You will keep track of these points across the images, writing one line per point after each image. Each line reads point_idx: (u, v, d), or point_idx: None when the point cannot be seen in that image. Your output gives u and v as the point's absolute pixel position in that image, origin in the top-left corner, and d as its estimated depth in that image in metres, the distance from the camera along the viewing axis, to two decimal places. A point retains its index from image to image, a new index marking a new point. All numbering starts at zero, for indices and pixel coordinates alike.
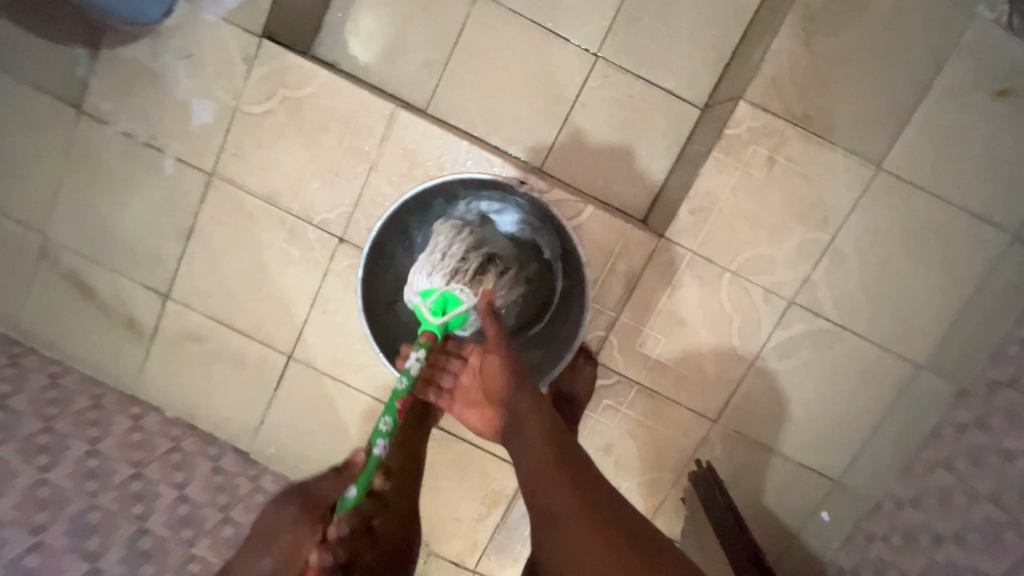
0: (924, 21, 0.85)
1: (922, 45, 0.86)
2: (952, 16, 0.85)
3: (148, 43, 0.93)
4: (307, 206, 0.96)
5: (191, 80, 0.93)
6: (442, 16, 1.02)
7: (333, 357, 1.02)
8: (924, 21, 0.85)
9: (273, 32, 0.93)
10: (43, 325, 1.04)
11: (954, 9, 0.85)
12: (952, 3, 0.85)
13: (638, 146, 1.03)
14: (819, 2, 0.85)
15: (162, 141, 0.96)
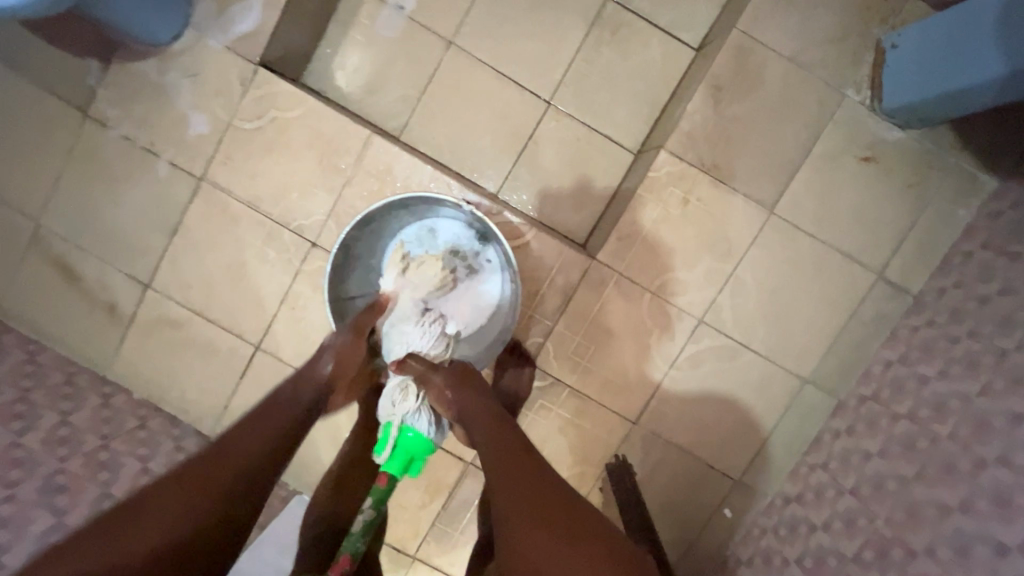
0: (810, 99, 1.06)
1: (809, 117, 1.06)
2: (831, 96, 1.05)
3: (156, 61, 1.06)
4: (285, 212, 1.09)
5: (192, 96, 1.06)
6: (418, 59, 1.18)
7: (296, 350, 1.12)
8: (810, 99, 1.06)
9: (269, 62, 1.07)
10: (22, 305, 1.12)
11: (829, 90, 1.05)
12: (826, 85, 1.05)
13: (580, 182, 1.20)
14: (723, 77, 1.05)
15: (159, 147, 1.07)
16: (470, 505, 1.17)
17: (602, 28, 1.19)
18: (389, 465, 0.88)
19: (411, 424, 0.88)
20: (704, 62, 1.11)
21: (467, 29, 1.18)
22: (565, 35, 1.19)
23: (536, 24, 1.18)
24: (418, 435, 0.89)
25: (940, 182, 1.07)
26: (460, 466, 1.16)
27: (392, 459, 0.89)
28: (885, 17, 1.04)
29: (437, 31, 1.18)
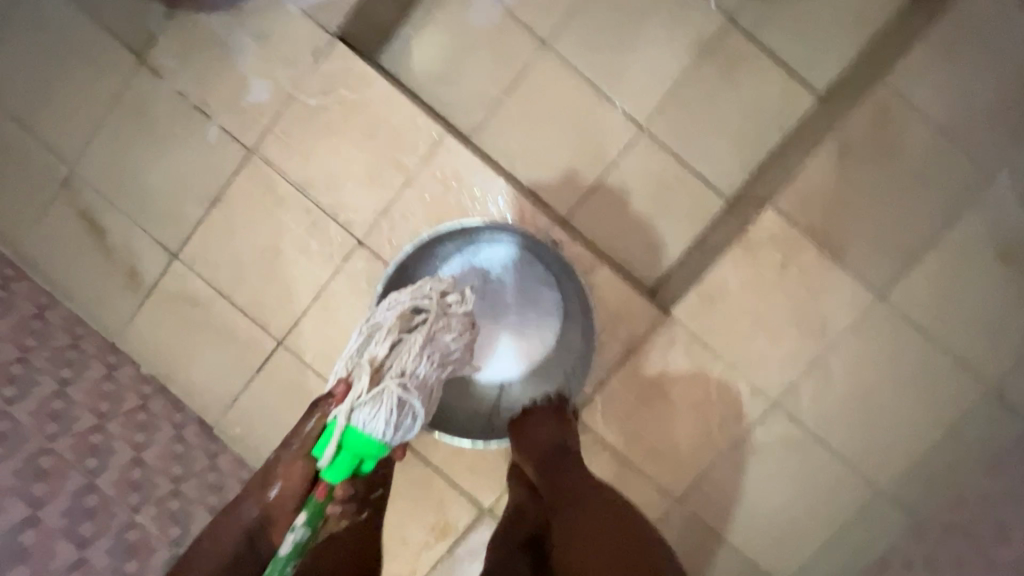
0: (950, 178, 0.91)
1: (945, 198, 0.91)
2: (977, 179, 0.91)
3: (226, 14, 0.95)
4: (334, 203, 0.98)
5: (257, 59, 0.96)
6: (506, 57, 1.06)
7: (320, 353, 1.02)
8: (950, 178, 0.91)
9: (346, 35, 0.96)
10: (39, 253, 1.03)
11: (975, 171, 0.91)
12: (973, 165, 0.90)
13: (660, 222, 1.07)
14: (851, 135, 0.92)
15: (212, 110, 0.97)
16: (477, 555, 1.05)
17: (717, 55, 1.05)
18: (329, 472, 0.72)
19: (362, 420, 0.71)
20: (830, 113, 0.96)
21: (567, 32, 1.06)
22: (674, 57, 1.05)
23: (644, 38, 1.05)
24: (369, 437, 0.72)
25: None
26: (474, 512, 1.05)
27: (335, 464, 0.72)
28: None
29: (533, 30, 1.06)
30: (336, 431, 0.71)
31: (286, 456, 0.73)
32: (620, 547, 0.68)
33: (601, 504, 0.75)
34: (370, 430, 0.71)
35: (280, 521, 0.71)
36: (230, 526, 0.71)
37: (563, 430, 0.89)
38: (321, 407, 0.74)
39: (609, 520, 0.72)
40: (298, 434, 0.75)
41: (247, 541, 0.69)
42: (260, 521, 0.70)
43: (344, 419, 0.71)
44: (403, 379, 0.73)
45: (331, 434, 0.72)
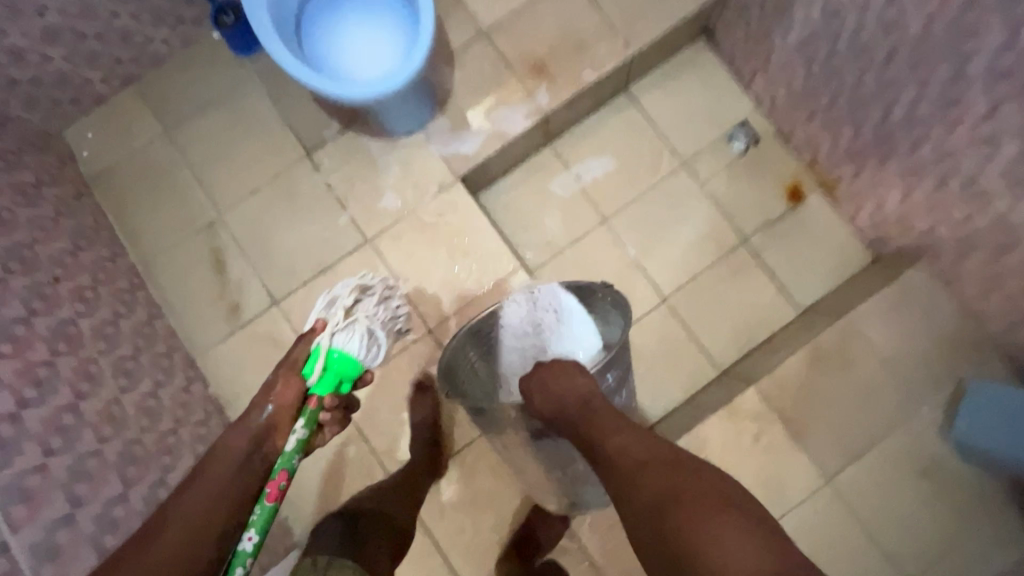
0: (890, 401, 1.18)
1: (885, 415, 1.18)
2: (910, 407, 1.18)
3: (383, 142, 1.26)
4: (420, 296, 1.22)
5: (395, 177, 1.25)
6: (575, 221, 1.38)
7: (369, 414, 1.20)
8: (890, 401, 1.18)
9: (466, 178, 1.27)
10: (164, 272, 1.24)
11: (909, 401, 1.18)
12: (907, 396, 1.19)
13: (665, 375, 1.32)
14: (822, 349, 1.20)
15: (349, 203, 1.25)
16: None
17: (729, 261, 1.38)
18: (318, 387, 0.84)
19: (342, 341, 0.86)
20: (807, 327, 1.27)
21: (624, 216, 1.39)
22: (698, 254, 1.38)
23: (679, 235, 1.39)
24: (349, 355, 0.86)
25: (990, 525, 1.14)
26: None
27: (321, 380, 0.84)
28: (978, 361, 1.18)
29: (598, 208, 1.39)
30: (321, 353, 0.84)
31: (277, 378, 0.82)
32: (704, 514, 0.60)
33: (640, 463, 0.69)
34: (348, 349, 0.86)
35: (281, 429, 0.81)
36: (235, 435, 0.78)
37: (581, 373, 0.81)
38: (308, 336, 0.85)
39: (645, 455, 0.70)
40: (286, 358, 0.84)
41: (254, 445, 0.78)
42: (263, 429, 0.79)
43: (324, 342, 0.84)
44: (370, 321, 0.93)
45: (318, 355, 0.84)
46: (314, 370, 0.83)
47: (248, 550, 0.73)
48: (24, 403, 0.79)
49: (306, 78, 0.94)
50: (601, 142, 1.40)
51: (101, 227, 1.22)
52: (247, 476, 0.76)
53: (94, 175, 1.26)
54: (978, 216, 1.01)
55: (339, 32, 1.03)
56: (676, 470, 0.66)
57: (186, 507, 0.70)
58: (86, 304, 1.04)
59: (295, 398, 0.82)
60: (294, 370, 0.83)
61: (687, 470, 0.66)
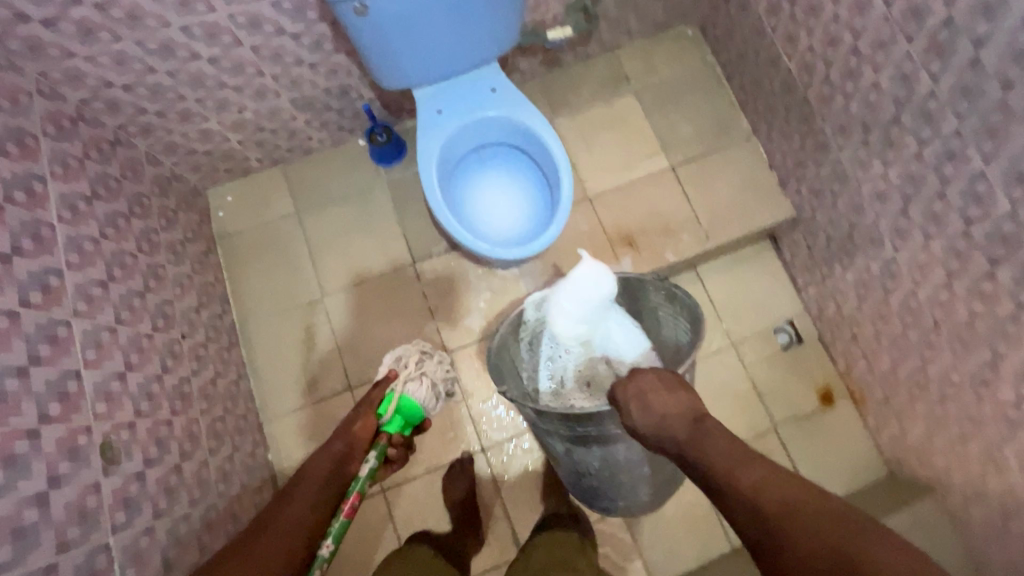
0: None
1: None
2: None
3: (481, 268, 1.42)
4: (480, 414, 1.34)
5: (484, 301, 1.40)
6: None
7: (406, 514, 1.29)
8: None
9: None
10: (258, 335, 1.36)
11: None
12: None
13: None
14: None
15: (437, 314, 1.39)
16: None
17: (755, 443, 1.51)
18: (388, 426, 1.09)
19: (411, 391, 1.13)
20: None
21: None
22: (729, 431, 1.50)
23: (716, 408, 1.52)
24: (414, 403, 1.11)
25: None
26: None
27: (392, 421, 1.10)
28: None
29: None
30: (393, 398, 1.10)
31: (359, 414, 1.09)
32: (823, 520, 0.62)
33: (779, 490, 0.67)
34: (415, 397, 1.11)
35: (357, 458, 1.04)
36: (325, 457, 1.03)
37: (675, 390, 0.82)
38: (381, 386, 1.14)
39: (772, 478, 0.68)
40: (365, 403, 1.11)
41: (336, 467, 1.02)
42: (344, 453, 1.04)
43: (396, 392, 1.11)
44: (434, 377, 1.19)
45: (390, 401, 1.10)
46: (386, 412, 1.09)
47: (325, 557, 0.90)
48: (148, 463, 0.88)
49: (455, 233, 1.10)
50: None
51: (219, 283, 1.36)
52: (331, 489, 0.98)
53: (223, 236, 1.42)
54: (991, 480, 1.14)
55: (478, 190, 1.23)
56: (784, 483, 0.67)
57: (285, 515, 0.92)
58: (199, 361, 1.15)
59: (369, 432, 1.07)
60: (370, 410, 1.09)
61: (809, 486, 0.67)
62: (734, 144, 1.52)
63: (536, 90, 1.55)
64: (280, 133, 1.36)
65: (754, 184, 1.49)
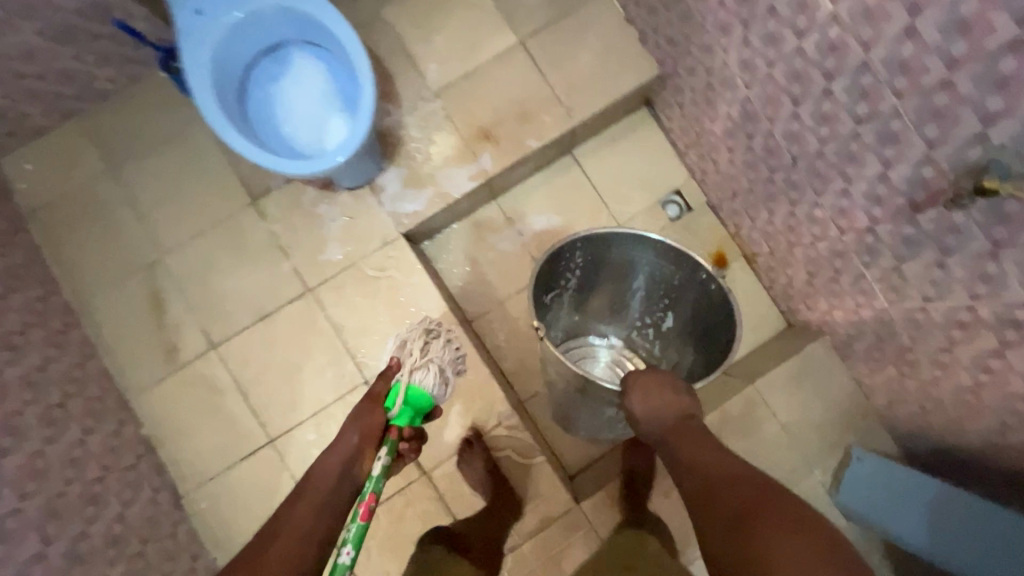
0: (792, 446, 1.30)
1: (783, 460, 1.29)
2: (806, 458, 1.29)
3: (327, 195, 1.29)
4: (359, 348, 1.26)
5: (341, 231, 1.29)
6: (512, 277, 1.45)
7: (302, 462, 1.23)
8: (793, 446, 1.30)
9: (409, 235, 1.32)
10: (100, 310, 1.25)
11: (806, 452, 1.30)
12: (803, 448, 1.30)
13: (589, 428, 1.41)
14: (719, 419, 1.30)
15: (292, 253, 1.28)
16: None
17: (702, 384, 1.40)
18: (397, 419, 0.99)
19: (418, 380, 1.02)
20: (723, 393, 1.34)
21: None
22: None
23: None
24: (422, 392, 1.01)
25: None
26: None
27: (399, 413, 0.99)
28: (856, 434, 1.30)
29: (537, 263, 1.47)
30: (402, 388, 0.99)
31: (368, 407, 0.96)
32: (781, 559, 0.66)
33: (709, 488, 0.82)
34: (423, 387, 1.01)
35: (368, 458, 0.93)
36: (332, 457, 0.90)
37: (680, 394, 0.99)
38: (387, 375, 1.01)
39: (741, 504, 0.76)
40: (371, 393, 0.99)
41: (344, 470, 0.90)
42: (352, 456, 0.91)
43: (403, 377, 1.01)
44: (439, 364, 1.06)
45: (399, 390, 1.00)
46: (394, 400, 0.99)
47: (345, 564, 0.84)
48: None
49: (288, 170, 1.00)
50: (543, 201, 1.48)
51: (38, 265, 1.22)
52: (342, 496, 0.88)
53: (33, 211, 1.27)
54: (865, 310, 1.11)
55: (282, 107, 1.08)
56: (766, 504, 0.73)
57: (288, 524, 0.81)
58: (15, 351, 1.04)
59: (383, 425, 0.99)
60: (379, 405, 0.97)
61: (816, 536, 0.67)
62: (585, 3, 1.36)
63: None
64: (50, 78, 1.21)
65: (611, 45, 1.35)
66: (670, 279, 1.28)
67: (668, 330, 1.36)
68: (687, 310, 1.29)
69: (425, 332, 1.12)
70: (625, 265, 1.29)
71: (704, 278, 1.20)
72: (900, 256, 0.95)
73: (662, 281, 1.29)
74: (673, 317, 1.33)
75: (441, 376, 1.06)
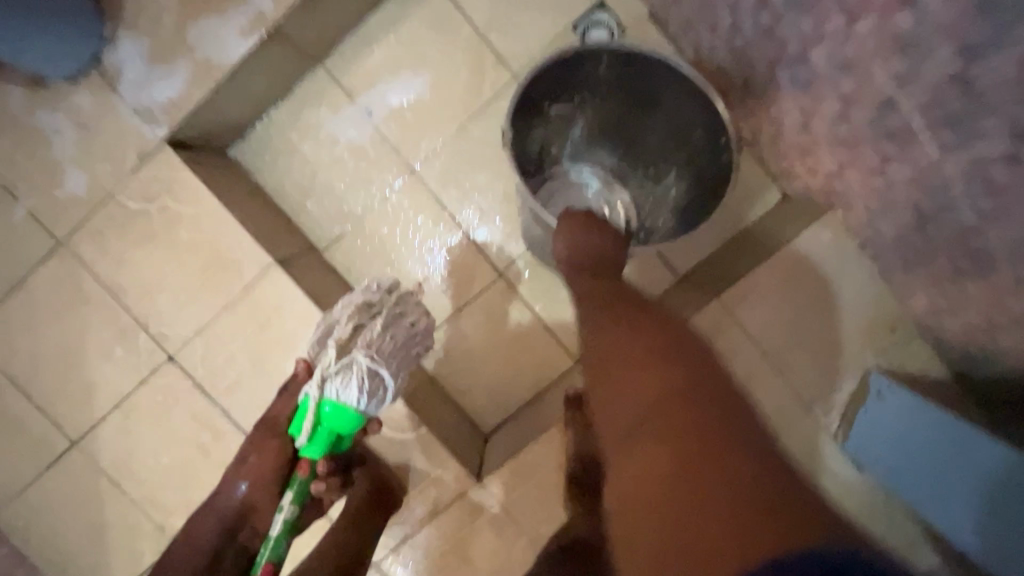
0: (790, 375, 0.88)
1: (774, 396, 0.87)
2: (807, 390, 0.87)
3: (41, 94, 0.85)
4: (149, 312, 0.91)
5: (76, 149, 0.86)
6: (369, 179, 1.01)
7: (119, 462, 0.95)
8: (790, 375, 0.87)
9: (182, 137, 0.89)
10: None
11: (808, 383, 0.87)
12: (803, 378, 0.87)
13: (503, 371, 1.05)
14: None
15: (20, 192, 0.88)
16: None
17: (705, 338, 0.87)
18: (308, 448, 0.76)
19: (332, 395, 0.73)
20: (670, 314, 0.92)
21: (436, 165, 1.01)
22: None
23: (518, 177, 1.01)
24: (343, 408, 0.74)
25: (892, 540, 0.87)
26: None
27: (312, 441, 0.76)
28: (883, 350, 0.86)
29: (401, 153, 1.00)
30: (310, 407, 0.74)
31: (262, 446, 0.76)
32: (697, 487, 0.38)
33: (614, 355, 0.51)
34: (342, 403, 0.73)
35: (263, 509, 0.75)
36: (211, 515, 0.75)
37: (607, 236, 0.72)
38: (293, 389, 0.78)
39: (649, 380, 0.47)
40: (266, 417, 0.78)
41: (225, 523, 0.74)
42: (237, 513, 0.74)
43: (314, 393, 0.74)
44: (370, 352, 0.75)
45: (307, 410, 0.74)
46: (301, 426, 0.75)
47: None
48: None
49: None
50: (394, 56, 0.98)
51: None
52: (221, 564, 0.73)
53: None
54: (897, 165, 0.62)
55: None
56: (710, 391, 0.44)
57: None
58: None
59: (284, 462, 0.77)
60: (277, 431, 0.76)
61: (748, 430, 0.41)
62: None
63: None
64: None
65: None
66: (686, 128, 0.86)
67: (666, 200, 0.93)
68: (692, 177, 0.89)
69: (365, 309, 0.79)
70: (645, 92, 0.87)
71: (721, 129, 0.81)
72: (964, 48, 0.44)
73: (679, 120, 0.86)
74: (674, 172, 0.91)
75: (374, 376, 0.74)
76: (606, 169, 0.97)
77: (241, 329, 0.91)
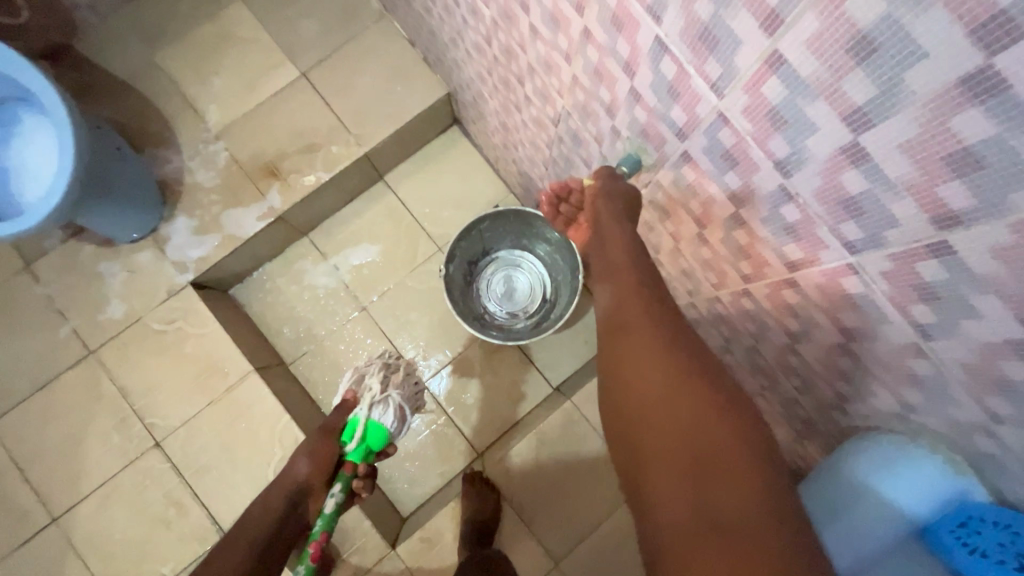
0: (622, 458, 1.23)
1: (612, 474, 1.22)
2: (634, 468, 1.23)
3: (107, 249, 1.24)
4: (148, 406, 1.19)
5: (123, 286, 1.23)
6: (332, 313, 1.40)
7: (90, 538, 1.14)
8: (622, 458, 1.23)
9: (202, 281, 1.27)
10: None
11: None
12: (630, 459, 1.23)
13: (423, 461, 1.35)
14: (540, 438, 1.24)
15: (70, 315, 1.22)
16: None
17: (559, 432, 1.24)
18: (353, 454, 0.86)
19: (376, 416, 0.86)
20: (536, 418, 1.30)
21: (382, 304, 1.41)
22: (449, 334, 1.41)
23: (441, 313, 1.42)
24: (383, 429, 0.86)
25: None
26: None
27: (357, 449, 0.86)
28: None
29: (356, 296, 1.41)
30: (359, 425, 0.85)
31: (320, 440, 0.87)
32: (710, 459, 0.49)
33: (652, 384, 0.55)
34: (382, 424, 0.86)
35: (318, 493, 0.86)
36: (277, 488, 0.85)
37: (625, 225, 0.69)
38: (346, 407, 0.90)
39: (685, 415, 0.52)
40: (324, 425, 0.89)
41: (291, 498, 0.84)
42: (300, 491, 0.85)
43: (362, 414, 0.86)
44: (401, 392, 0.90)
45: (356, 426, 0.86)
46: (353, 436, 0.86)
47: None
48: None
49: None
50: (360, 232, 1.44)
51: None
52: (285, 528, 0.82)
53: None
54: None
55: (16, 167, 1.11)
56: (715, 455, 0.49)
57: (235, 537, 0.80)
58: None
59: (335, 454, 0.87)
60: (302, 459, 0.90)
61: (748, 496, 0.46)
62: (366, 28, 1.34)
63: (127, 26, 1.32)
64: None
65: (397, 67, 1.32)
66: (557, 250, 1.27)
67: (558, 289, 1.33)
68: (567, 278, 1.28)
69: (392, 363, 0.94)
70: (527, 228, 1.29)
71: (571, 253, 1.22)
72: None
73: (553, 248, 1.28)
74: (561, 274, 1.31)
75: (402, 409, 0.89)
76: (525, 263, 1.36)
77: (220, 421, 1.19)
